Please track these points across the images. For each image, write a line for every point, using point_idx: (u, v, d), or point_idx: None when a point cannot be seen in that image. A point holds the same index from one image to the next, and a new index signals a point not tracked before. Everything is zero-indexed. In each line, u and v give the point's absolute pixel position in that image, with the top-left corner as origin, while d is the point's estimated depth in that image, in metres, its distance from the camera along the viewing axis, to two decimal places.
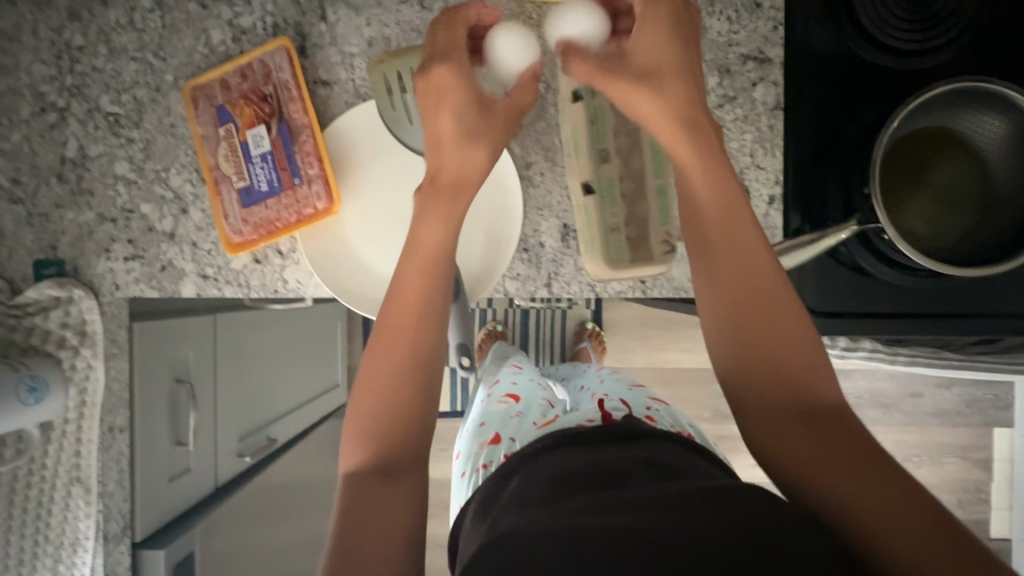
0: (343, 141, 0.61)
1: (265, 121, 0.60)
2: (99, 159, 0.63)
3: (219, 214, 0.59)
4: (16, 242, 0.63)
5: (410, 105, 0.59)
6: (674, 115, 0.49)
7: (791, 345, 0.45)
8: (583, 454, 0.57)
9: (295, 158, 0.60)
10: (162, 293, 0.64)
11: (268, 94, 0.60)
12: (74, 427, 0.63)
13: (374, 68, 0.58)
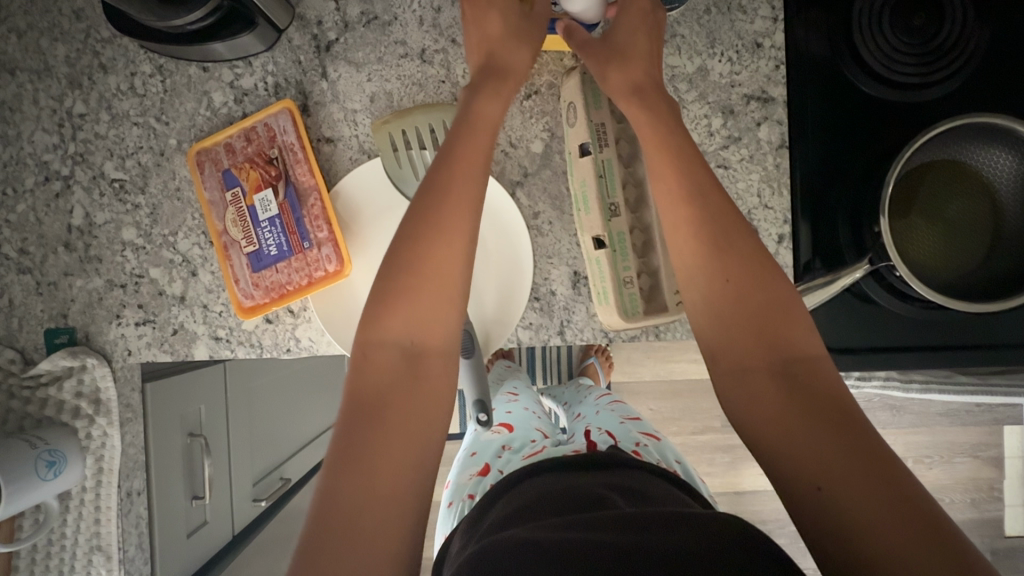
0: (350, 200, 0.61)
1: (271, 184, 0.60)
2: (106, 226, 0.63)
3: (230, 279, 0.60)
4: (26, 311, 0.63)
5: (416, 163, 0.59)
6: (661, 137, 0.52)
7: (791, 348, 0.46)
8: (569, 479, 0.63)
9: (303, 222, 0.60)
10: (174, 356, 0.63)
11: (273, 158, 0.60)
12: (91, 497, 0.63)
13: (379, 127, 0.59)
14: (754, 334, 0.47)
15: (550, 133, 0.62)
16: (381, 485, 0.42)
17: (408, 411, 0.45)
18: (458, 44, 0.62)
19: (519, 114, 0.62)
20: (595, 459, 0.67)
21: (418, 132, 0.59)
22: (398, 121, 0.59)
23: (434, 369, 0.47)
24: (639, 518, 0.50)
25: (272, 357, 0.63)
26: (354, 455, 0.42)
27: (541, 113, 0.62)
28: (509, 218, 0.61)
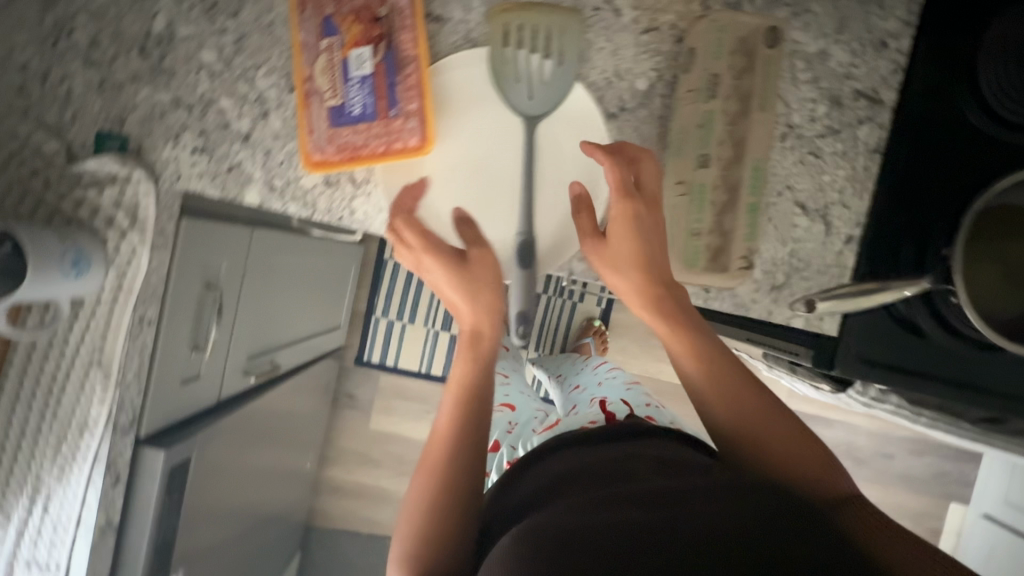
0: (446, 84, 0.59)
1: (371, 43, 0.57)
2: (187, 41, 0.60)
3: (305, 128, 0.58)
4: (82, 105, 0.61)
5: (523, 61, 0.57)
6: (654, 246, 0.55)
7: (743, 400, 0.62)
8: (583, 450, 0.70)
9: (395, 89, 0.58)
10: (224, 195, 0.61)
11: (380, 17, 0.57)
12: (106, 310, 0.61)
13: (495, 16, 0.56)
14: (731, 411, 0.62)
15: (658, 74, 0.61)
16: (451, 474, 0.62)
17: (477, 419, 0.65)
18: None
19: (632, 47, 0.61)
20: (599, 432, 0.75)
21: (535, 30, 0.56)
22: (519, 13, 0.56)
23: (481, 391, 0.66)
24: (675, 493, 0.55)
25: (321, 222, 0.62)
26: (437, 459, 0.63)
27: (655, 51, 0.61)
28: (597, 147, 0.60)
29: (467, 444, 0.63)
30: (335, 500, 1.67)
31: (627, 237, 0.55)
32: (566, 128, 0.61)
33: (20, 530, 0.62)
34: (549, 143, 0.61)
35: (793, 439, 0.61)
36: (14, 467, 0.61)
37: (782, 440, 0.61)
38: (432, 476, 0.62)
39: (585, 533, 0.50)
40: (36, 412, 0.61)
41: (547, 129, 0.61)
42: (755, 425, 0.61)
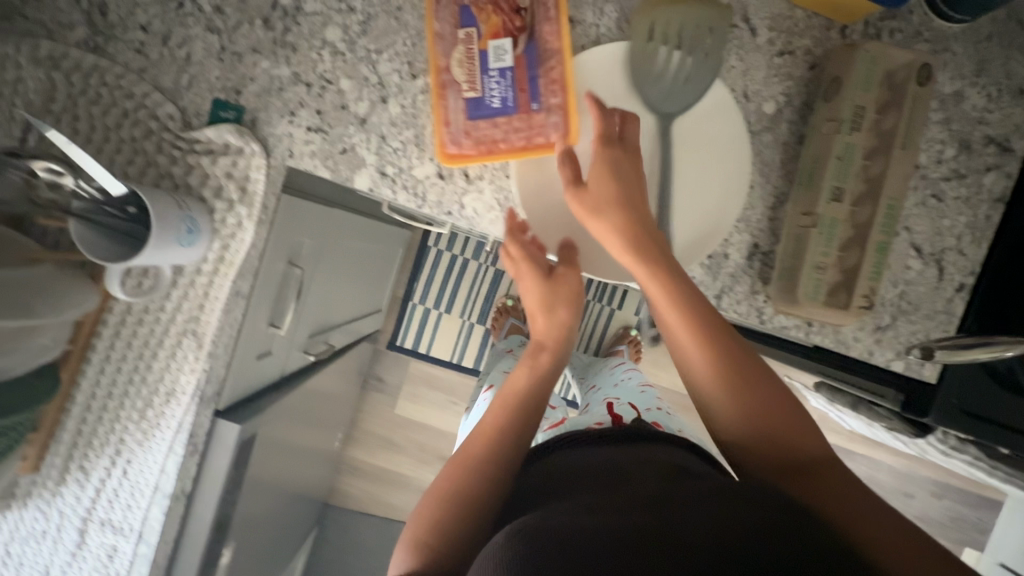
0: (583, 75, 0.58)
1: (511, 34, 0.56)
2: (312, 17, 0.59)
3: (441, 120, 0.57)
4: (199, 71, 0.59)
5: (666, 60, 0.56)
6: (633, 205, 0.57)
7: (762, 399, 0.54)
8: (579, 456, 0.61)
9: (537, 82, 0.57)
10: (334, 177, 0.61)
11: (522, 7, 0.56)
12: (206, 281, 0.61)
13: (644, 13, 0.55)
14: (748, 411, 0.54)
15: (787, 99, 0.60)
16: (491, 452, 0.60)
17: (530, 408, 0.65)
18: None
19: (764, 68, 0.59)
20: (622, 433, 0.67)
21: (684, 29, 0.55)
22: (667, 10, 0.55)
23: (533, 387, 0.67)
24: (672, 498, 0.47)
25: (429, 214, 0.61)
26: (475, 439, 0.62)
27: (787, 76, 0.59)
28: (737, 159, 0.57)
29: (502, 434, 0.61)
30: (354, 480, 1.68)
31: (606, 185, 0.56)
32: (704, 133, 0.58)
33: (99, 489, 0.62)
34: (682, 147, 0.59)
35: (804, 431, 0.53)
36: (97, 426, 0.61)
37: (789, 433, 0.53)
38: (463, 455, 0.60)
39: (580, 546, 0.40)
40: (125, 376, 0.61)
41: (681, 132, 0.59)
42: (763, 416, 0.54)
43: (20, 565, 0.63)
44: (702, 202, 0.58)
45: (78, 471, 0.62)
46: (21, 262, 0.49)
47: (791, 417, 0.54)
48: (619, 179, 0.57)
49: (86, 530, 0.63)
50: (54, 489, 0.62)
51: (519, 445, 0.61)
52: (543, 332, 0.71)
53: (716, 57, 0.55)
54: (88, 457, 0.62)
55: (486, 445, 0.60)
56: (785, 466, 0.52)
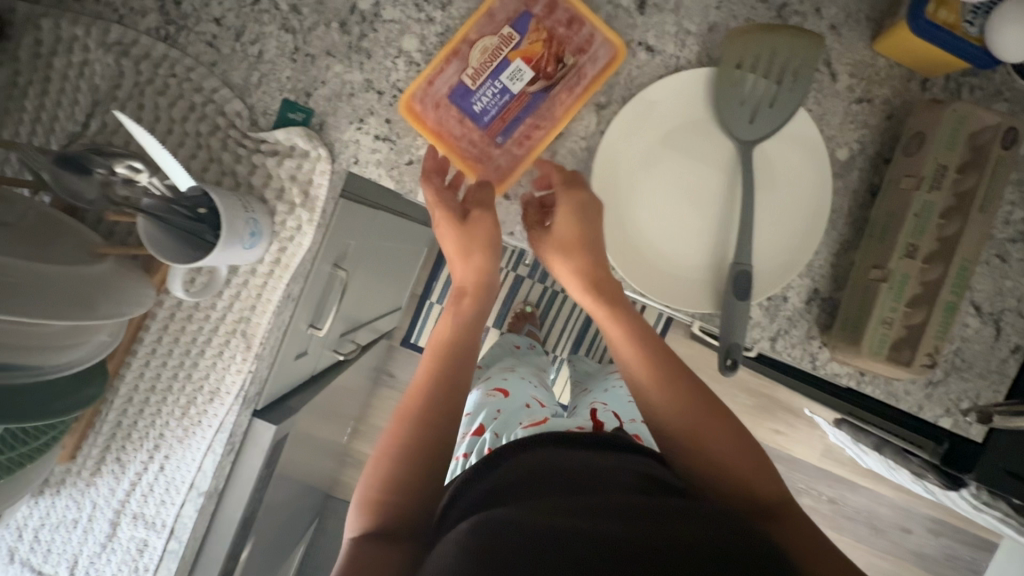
0: (667, 92, 0.57)
1: (538, 71, 0.57)
2: (389, 25, 0.58)
3: (427, 75, 0.58)
4: (271, 70, 0.58)
5: (752, 85, 0.56)
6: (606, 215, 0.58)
7: (693, 408, 0.56)
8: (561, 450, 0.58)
9: (517, 125, 0.59)
10: (398, 188, 0.60)
11: (563, 61, 0.58)
12: (260, 282, 0.60)
13: (733, 36, 0.55)
14: (683, 419, 0.56)
15: (861, 147, 0.59)
16: (416, 453, 0.53)
17: (456, 395, 0.57)
18: (820, 16, 0.58)
19: (841, 114, 0.59)
20: (591, 437, 0.61)
21: (773, 55, 0.55)
22: (759, 37, 0.55)
23: (461, 367, 0.59)
24: (636, 509, 0.46)
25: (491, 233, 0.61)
26: (404, 431, 0.54)
27: (863, 123, 0.59)
28: (814, 192, 0.57)
29: (435, 415, 0.55)
30: (357, 475, 1.66)
31: (567, 220, 0.57)
32: (782, 163, 0.58)
33: (134, 482, 0.62)
34: (761, 175, 0.58)
35: (759, 465, 0.54)
36: (138, 419, 0.61)
37: (746, 469, 0.54)
38: (389, 451, 0.54)
39: (526, 541, 0.41)
40: (170, 371, 0.60)
41: (759, 159, 0.58)
42: (720, 450, 0.54)
43: (48, 553, 0.63)
44: (776, 232, 0.58)
45: (114, 463, 0.61)
46: (86, 257, 0.49)
47: (722, 426, 0.55)
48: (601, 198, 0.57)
49: (118, 523, 0.62)
50: (89, 480, 0.61)
51: (441, 439, 0.54)
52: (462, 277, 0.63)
53: (801, 85, 0.54)
54: (125, 449, 0.61)
55: (415, 419, 0.55)
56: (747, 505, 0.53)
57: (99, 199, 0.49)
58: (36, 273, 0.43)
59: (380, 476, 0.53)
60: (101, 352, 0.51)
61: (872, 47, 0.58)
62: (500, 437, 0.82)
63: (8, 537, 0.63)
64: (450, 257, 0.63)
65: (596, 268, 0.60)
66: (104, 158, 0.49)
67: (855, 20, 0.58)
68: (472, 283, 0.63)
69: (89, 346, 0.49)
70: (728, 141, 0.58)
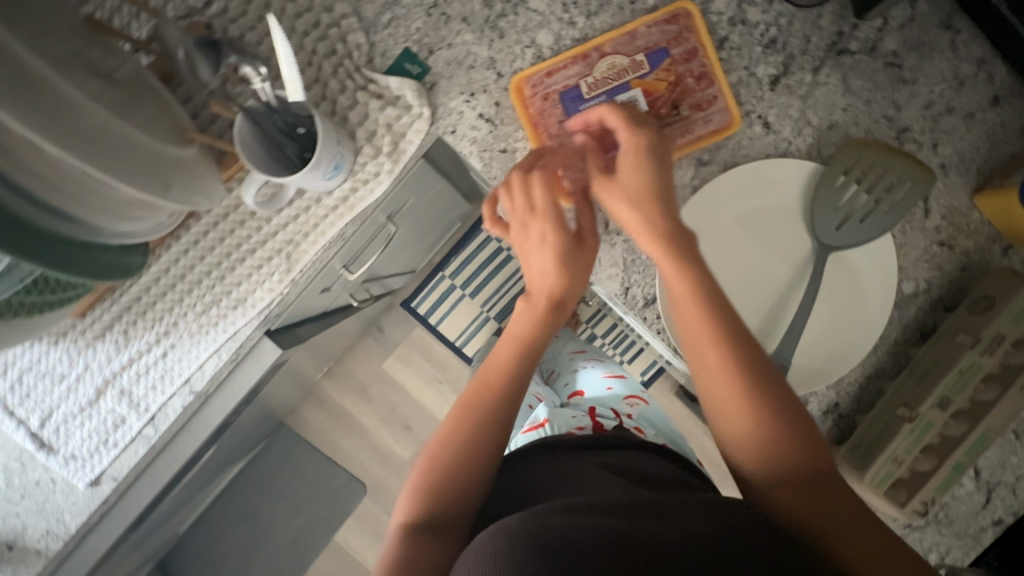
0: (774, 171, 0.58)
1: (652, 107, 0.57)
2: (531, 14, 0.58)
3: (547, 68, 0.57)
4: (403, 16, 0.58)
5: (849, 197, 0.56)
6: (660, 172, 0.52)
7: (767, 428, 0.46)
8: (548, 456, 0.55)
9: (611, 148, 0.58)
10: (483, 170, 0.60)
11: (679, 109, 0.57)
12: (321, 214, 0.59)
13: (856, 144, 0.56)
14: (748, 424, 0.47)
15: (927, 286, 0.60)
16: (450, 458, 0.52)
17: (501, 399, 0.54)
18: (934, 151, 0.59)
19: (919, 251, 0.60)
20: (590, 439, 0.58)
21: (882, 175, 0.56)
22: (872, 153, 0.56)
23: (517, 377, 0.56)
24: (638, 505, 0.43)
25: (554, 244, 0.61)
26: (451, 429, 0.54)
27: (936, 266, 0.60)
28: (873, 319, 0.58)
29: (491, 411, 0.54)
30: (315, 413, 1.65)
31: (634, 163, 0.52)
32: (855, 278, 0.58)
33: (132, 359, 0.61)
34: (829, 279, 0.59)
35: (801, 443, 0.46)
36: (157, 300, 0.60)
37: (797, 443, 0.46)
38: (429, 454, 0.53)
39: (546, 542, 0.36)
40: (204, 267, 0.60)
41: (833, 266, 0.58)
42: (764, 428, 0.46)
43: (25, 398, 0.62)
44: (821, 339, 0.59)
45: (119, 333, 0.61)
46: (174, 138, 0.48)
47: (805, 438, 0.46)
48: (653, 162, 0.52)
49: (103, 392, 0.62)
50: (89, 342, 0.61)
51: (486, 432, 0.53)
52: (531, 276, 0.57)
53: (900, 211, 0.55)
54: (135, 325, 0.61)
55: (462, 411, 0.54)
56: (794, 484, 0.45)
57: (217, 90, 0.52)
58: (123, 134, 0.42)
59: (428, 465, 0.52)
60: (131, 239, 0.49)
61: (971, 198, 0.59)
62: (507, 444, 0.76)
63: None
64: (527, 256, 0.56)
65: (667, 217, 0.52)
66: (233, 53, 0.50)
67: (965, 167, 0.59)
68: (560, 296, 0.56)
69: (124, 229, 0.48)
70: (807, 240, 0.59)
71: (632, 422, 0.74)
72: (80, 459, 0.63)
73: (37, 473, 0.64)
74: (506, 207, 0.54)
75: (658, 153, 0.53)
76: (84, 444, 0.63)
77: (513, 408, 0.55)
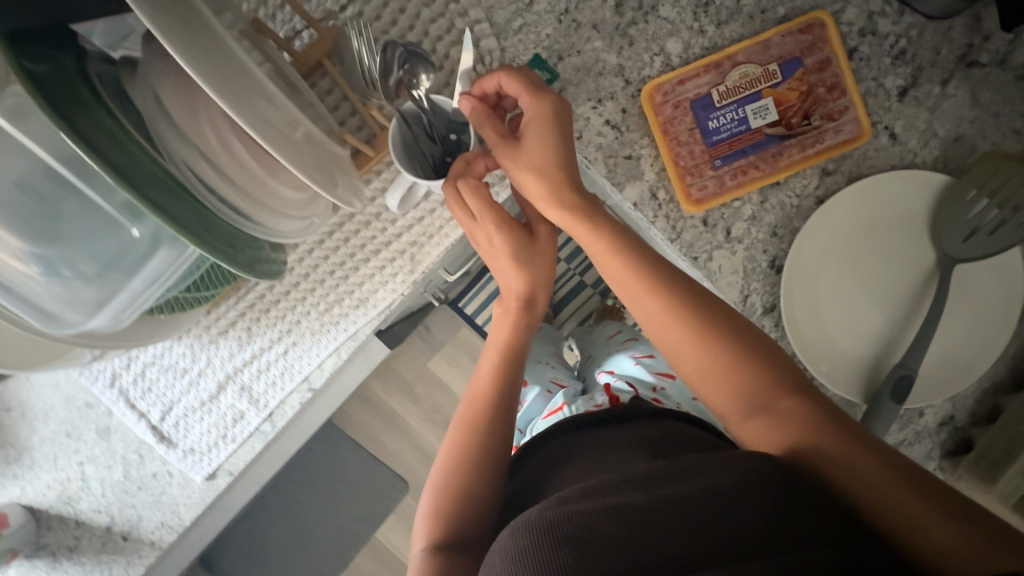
0: (899, 182, 0.58)
1: (783, 117, 0.57)
2: (662, 22, 0.58)
3: (680, 76, 0.58)
4: (535, 22, 0.58)
5: (981, 210, 0.56)
6: (564, 171, 0.51)
7: (755, 412, 0.47)
8: (573, 438, 0.53)
9: (739, 157, 0.58)
10: (607, 176, 0.60)
11: (811, 119, 0.57)
12: (445, 217, 0.60)
13: (991, 158, 0.55)
14: (735, 411, 0.48)
15: None
16: (456, 468, 0.55)
17: (495, 399, 0.59)
18: None
19: None
20: (626, 408, 0.56)
21: (1019, 187, 0.54)
22: (1010, 166, 0.54)
23: (508, 372, 0.61)
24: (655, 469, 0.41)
25: (673, 250, 0.61)
26: (452, 444, 0.57)
27: None
28: (999, 331, 0.58)
29: (478, 406, 0.59)
30: (360, 411, 1.66)
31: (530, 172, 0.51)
32: (980, 292, 0.58)
33: (254, 355, 0.63)
34: (952, 292, 0.59)
35: (795, 420, 0.44)
36: (281, 298, 0.61)
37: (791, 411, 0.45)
38: (437, 474, 0.56)
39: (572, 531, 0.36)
40: (329, 267, 0.61)
41: (956, 278, 0.59)
42: (749, 407, 0.47)
43: (147, 391, 0.64)
44: (942, 351, 0.59)
45: (242, 330, 0.62)
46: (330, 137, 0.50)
47: (775, 396, 0.46)
48: (559, 140, 0.51)
49: (224, 386, 0.63)
50: (213, 337, 0.62)
51: (490, 425, 0.58)
52: (511, 289, 0.59)
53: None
54: (258, 322, 0.62)
55: (456, 442, 0.57)
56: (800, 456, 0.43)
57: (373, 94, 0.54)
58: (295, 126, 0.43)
59: (436, 491, 0.54)
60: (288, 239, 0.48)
61: None
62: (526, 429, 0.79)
63: (115, 362, 0.63)
64: (504, 283, 0.60)
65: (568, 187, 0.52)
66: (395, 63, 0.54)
67: None
68: (533, 295, 0.60)
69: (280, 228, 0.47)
70: (932, 252, 0.59)
71: (655, 393, 0.72)
72: (198, 453, 0.64)
73: (155, 466, 0.65)
74: (483, 239, 0.56)
75: (554, 129, 0.51)
76: (203, 438, 0.64)
77: (506, 424, 0.59)
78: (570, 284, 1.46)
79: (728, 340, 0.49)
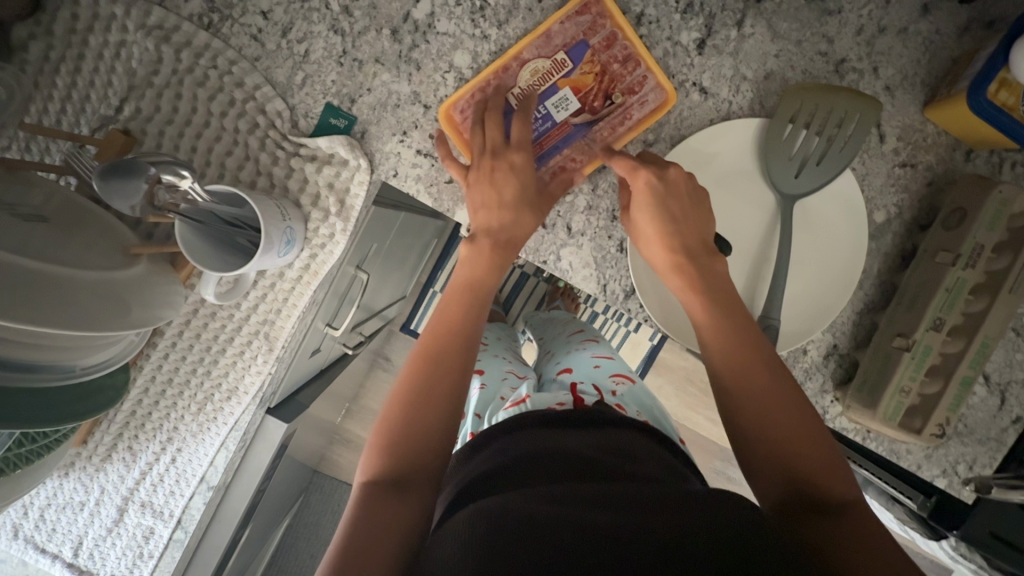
0: (723, 135, 0.57)
1: (584, 103, 0.56)
2: (443, 38, 0.56)
3: (473, 87, 0.56)
4: (316, 71, 0.56)
5: (802, 145, 0.55)
6: (689, 220, 0.52)
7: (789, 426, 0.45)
8: (540, 432, 0.55)
9: (556, 152, 0.57)
10: (435, 205, 0.59)
11: (613, 98, 0.56)
12: (287, 286, 0.59)
13: (795, 90, 0.55)
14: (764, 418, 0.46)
15: (898, 210, 0.60)
16: (427, 411, 0.47)
17: (463, 345, 0.51)
18: (876, 75, 0.58)
19: (883, 176, 0.59)
20: (586, 416, 0.59)
21: (830, 115, 0.54)
22: (817, 95, 0.54)
23: (470, 302, 0.53)
24: (613, 496, 0.42)
25: (523, 258, 0.61)
26: (423, 381, 0.48)
27: (903, 188, 0.59)
28: (852, 254, 0.57)
29: (464, 337, 0.51)
30: (345, 454, 1.60)
31: (645, 209, 0.52)
32: (825, 222, 0.58)
33: (144, 471, 0.62)
34: (797, 229, 0.59)
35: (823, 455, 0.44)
36: (152, 410, 0.60)
37: (800, 442, 0.44)
38: (399, 398, 0.48)
39: (535, 529, 0.38)
40: (189, 366, 0.60)
41: (798, 213, 0.58)
42: (761, 404, 0.46)
43: (53, 531, 0.63)
44: (802, 289, 0.59)
45: (125, 450, 0.61)
46: (122, 258, 0.48)
47: (797, 418, 0.45)
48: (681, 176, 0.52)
49: (125, 509, 0.63)
50: (98, 465, 0.61)
51: (461, 366, 0.50)
52: (480, 192, 0.54)
53: (854, 149, 0.53)
54: (137, 439, 0.61)
55: (417, 371, 0.49)
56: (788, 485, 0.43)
57: (152, 202, 0.51)
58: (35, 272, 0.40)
59: (396, 419, 0.47)
60: (64, 379, 0.44)
61: (923, 112, 0.58)
62: (482, 418, 0.69)
63: (13, 513, 0.63)
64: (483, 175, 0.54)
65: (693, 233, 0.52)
66: (150, 164, 0.49)
67: (911, 82, 0.58)
68: (509, 223, 0.54)
69: (69, 367, 0.44)
70: (771, 194, 0.58)
71: (615, 397, 0.70)
72: None
73: None
74: (522, 128, 0.54)
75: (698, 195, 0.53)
76: (121, 561, 0.64)
77: (468, 361, 0.50)
78: (511, 278, 1.46)
79: (753, 342, 0.49)
